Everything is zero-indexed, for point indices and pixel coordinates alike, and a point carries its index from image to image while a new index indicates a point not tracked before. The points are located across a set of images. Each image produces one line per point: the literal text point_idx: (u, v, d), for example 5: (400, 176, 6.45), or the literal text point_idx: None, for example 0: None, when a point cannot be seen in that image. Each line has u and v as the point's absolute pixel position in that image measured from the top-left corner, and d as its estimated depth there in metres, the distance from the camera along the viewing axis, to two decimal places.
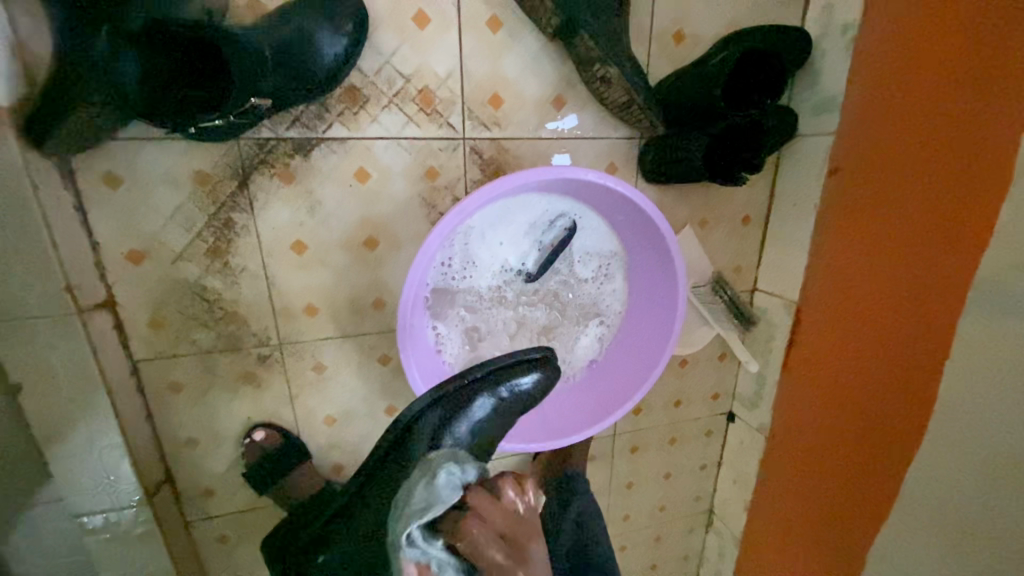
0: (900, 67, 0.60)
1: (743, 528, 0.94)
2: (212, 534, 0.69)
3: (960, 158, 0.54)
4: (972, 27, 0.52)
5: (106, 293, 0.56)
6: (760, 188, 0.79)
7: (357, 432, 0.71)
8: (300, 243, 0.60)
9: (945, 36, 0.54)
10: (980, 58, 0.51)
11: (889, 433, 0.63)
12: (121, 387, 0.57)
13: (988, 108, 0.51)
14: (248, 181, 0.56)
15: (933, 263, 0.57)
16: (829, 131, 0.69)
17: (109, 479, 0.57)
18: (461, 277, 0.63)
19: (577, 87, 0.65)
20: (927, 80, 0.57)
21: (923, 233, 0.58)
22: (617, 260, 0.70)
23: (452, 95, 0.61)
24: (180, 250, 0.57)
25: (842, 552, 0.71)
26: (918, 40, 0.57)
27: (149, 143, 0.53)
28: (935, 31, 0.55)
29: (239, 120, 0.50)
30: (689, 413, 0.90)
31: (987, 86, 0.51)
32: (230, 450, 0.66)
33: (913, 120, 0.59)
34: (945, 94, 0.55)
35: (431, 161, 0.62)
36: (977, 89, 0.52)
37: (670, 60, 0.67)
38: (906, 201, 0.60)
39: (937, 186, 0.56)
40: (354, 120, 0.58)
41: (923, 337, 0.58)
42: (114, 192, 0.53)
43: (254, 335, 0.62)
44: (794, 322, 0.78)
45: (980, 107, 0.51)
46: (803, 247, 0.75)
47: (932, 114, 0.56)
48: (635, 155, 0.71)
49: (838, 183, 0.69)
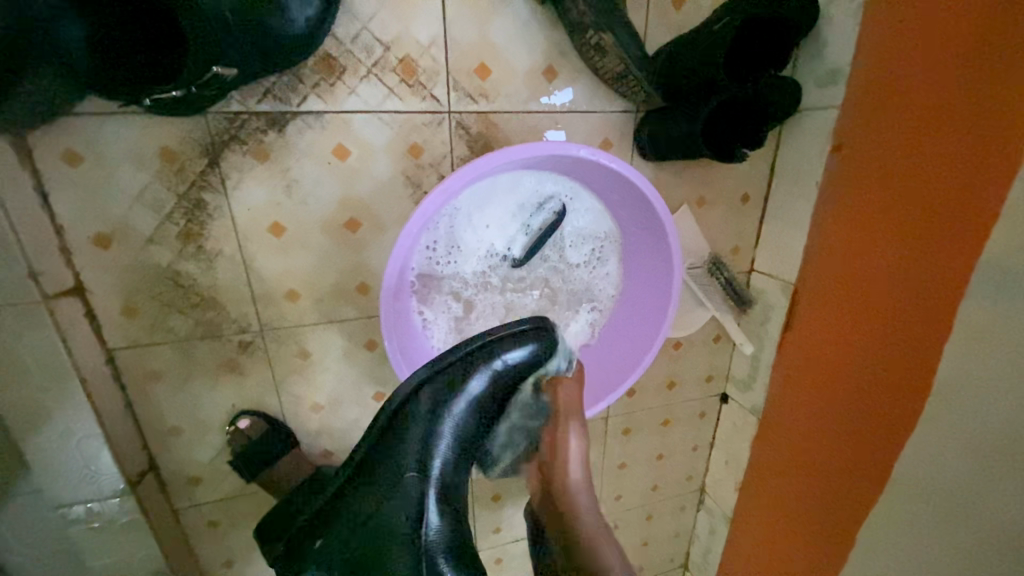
0: (912, 35, 0.56)
1: (734, 507, 0.95)
2: (201, 521, 0.69)
3: (962, 138, 0.52)
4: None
5: (74, 279, 0.53)
6: (760, 165, 0.76)
7: (346, 418, 0.70)
8: (277, 225, 0.57)
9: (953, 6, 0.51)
10: (997, 23, 0.48)
11: (884, 417, 0.62)
12: (96, 376, 0.55)
13: (996, 82, 0.48)
14: (219, 159, 0.53)
15: (934, 246, 0.55)
16: (832, 104, 0.66)
17: (90, 469, 0.55)
18: (446, 262, 0.61)
19: (569, 56, 0.61)
20: (941, 48, 0.53)
21: (926, 214, 0.56)
22: (610, 242, 0.67)
23: (436, 65, 0.57)
24: (150, 233, 0.54)
25: (832, 534, 0.71)
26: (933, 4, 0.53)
27: (109, 117, 0.49)
28: (944, 1, 0.52)
29: (201, 92, 0.45)
30: (682, 395, 0.90)
31: (995, 61, 0.48)
32: (215, 438, 0.65)
33: (915, 97, 0.56)
34: (958, 64, 0.51)
35: (415, 137, 0.59)
36: (984, 64, 0.49)
37: (667, 27, 0.63)
38: (910, 181, 0.57)
39: (944, 164, 0.54)
40: (331, 93, 0.54)
41: (921, 321, 0.57)
42: (75, 171, 0.50)
43: (234, 321, 0.60)
44: (790, 304, 0.77)
45: (986, 84, 0.49)
46: (802, 227, 0.73)
47: (936, 90, 0.54)
48: (630, 131, 0.68)
49: (840, 162, 0.66)
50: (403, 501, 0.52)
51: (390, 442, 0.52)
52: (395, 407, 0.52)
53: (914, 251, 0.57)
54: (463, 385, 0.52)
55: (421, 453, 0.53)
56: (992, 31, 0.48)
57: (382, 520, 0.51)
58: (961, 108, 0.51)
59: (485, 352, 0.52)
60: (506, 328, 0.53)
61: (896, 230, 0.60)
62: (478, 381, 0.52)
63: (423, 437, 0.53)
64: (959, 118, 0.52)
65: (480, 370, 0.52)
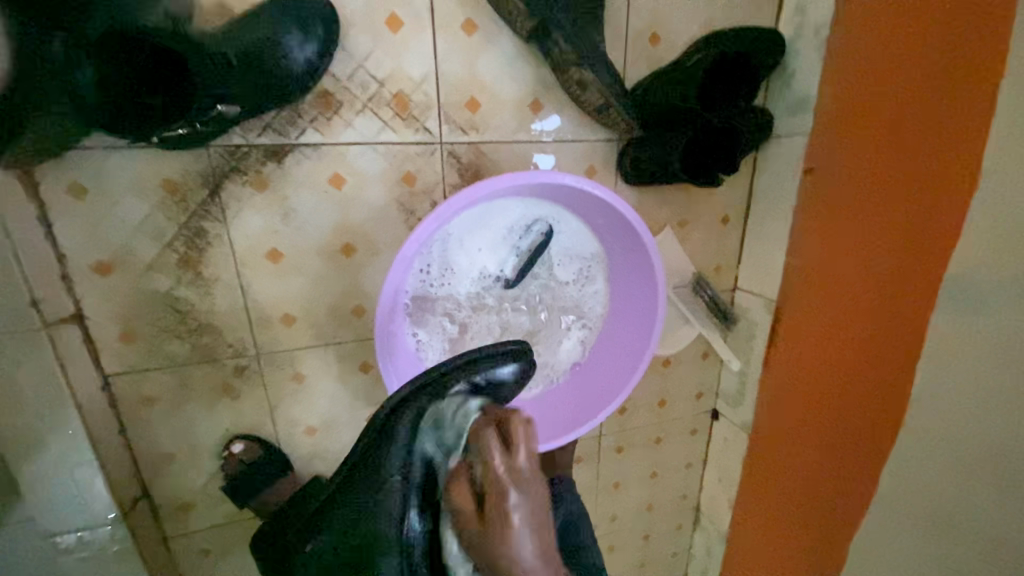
0: (872, 69, 0.60)
1: (729, 524, 0.95)
2: (192, 549, 0.68)
3: (925, 159, 0.55)
4: (935, 34, 0.53)
5: (74, 307, 0.54)
6: (739, 188, 0.80)
7: (340, 440, 0.70)
8: (275, 252, 0.59)
9: (910, 43, 0.56)
10: (948, 57, 0.52)
11: (865, 428, 0.64)
12: (91, 402, 0.55)
13: (954, 109, 0.52)
14: (220, 189, 0.55)
15: (904, 261, 0.58)
16: (803, 131, 0.70)
17: (81, 497, 0.55)
18: (439, 284, 0.63)
19: (554, 90, 0.65)
20: (898, 80, 0.57)
21: (896, 230, 0.59)
22: (597, 262, 0.70)
23: (428, 99, 0.60)
24: (150, 261, 0.55)
25: (823, 547, 0.72)
26: (890, 42, 0.58)
27: (114, 152, 0.51)
28: (901, 38, 0.57)
29: (205, 127, 0.48)
30: (674, 411, 0.91)
31: (951, 91, 0.52)
32: (209, 463, 0.65)
33: (880, 124, 0.60)
34: (917, 93, 0.55)
35: (408, 166, 0.62)
36: (940, 94, 0.53)
37: (646, 63, 0.67)
38: (880, 200, 0.61)
39: (909, 184, 0.57)
40: (329, 126, 0.57)
41: (896, 332, 0.59)
42: (79, 202, 0.52)
43: (231, 345, 0.61)
44: (774, 320, 0.79)
45: (944, 111, 0.53)
46: (781, 246, 0.76)
47: (898, 117, 0.58)
48: (614, 158, 0.71)
49: (813, 184, 0.70)
50: (383, 510, 0.47)
51: (372, 450, 0.48)
52: (378, 421, 0.48)
53: (888, 265, 0.60)
54: (445, 398, 0.48)
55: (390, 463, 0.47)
56: (945, 62, 0.52)
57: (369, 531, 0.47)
58: (922, 133, 0.55)
59: (469, 366, 0.50)
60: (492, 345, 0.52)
61: (870, 245, 0.62)
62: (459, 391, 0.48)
63: (390, 447, 0.47)
64: (920, 142, 0.55)
65: (462, 383, 0.49)
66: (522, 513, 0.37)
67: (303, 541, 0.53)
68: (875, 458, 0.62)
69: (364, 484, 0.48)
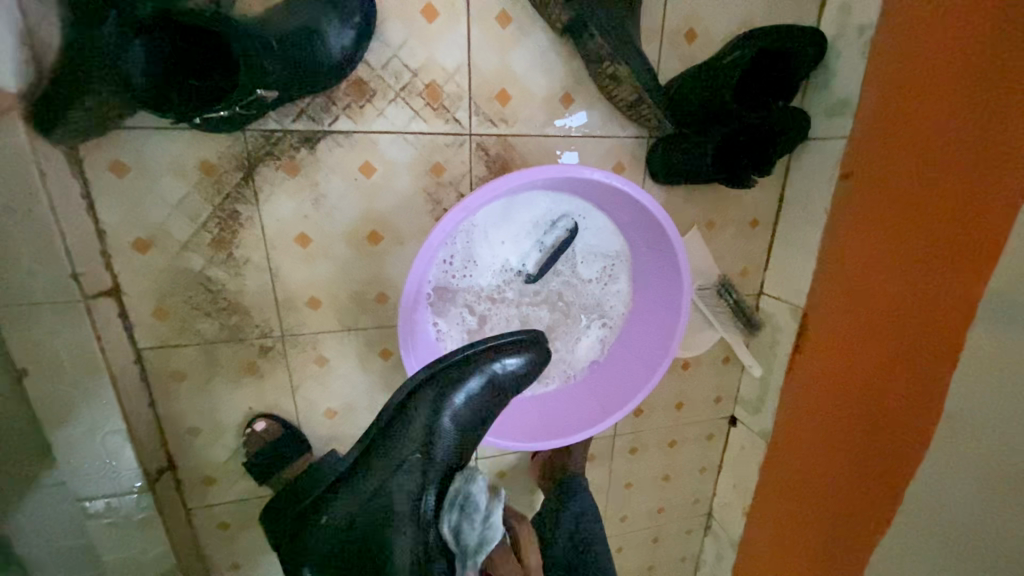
0: (919, 72, 0.58)
1: (742, 533, 0.93)
2: (212, 522, 0.70)
3: (966, 170, 0.53)
4: (979, 42, 0.52)
5: (111, 281, 0.56)
6: (770, 190, 0.78)
7: (358, 425, 0.71)
8: (303, 236, 0.60)
9: (954, 50, 0.54)
10: (996, 68, 0.50)
11: (891, 443, 0.62)
12: (124, 374, 0.57)
13: (996, 118, 0.50)
14: (253, 172, 0.56)
15: (944, 274, 0.56)
16: (840, 135, 0.68)
17: (111, 464, 0.58)
18: (462, 276, 0.63)
19: (586, 84, 0.64)
20: (948, 84, 0.55)
21: (937, 241, 0.56)
22: (621, 260, 0.69)
23: (460, 90, 0.60)
24: (185, 240, 0.57)
25: (839, 563, 0.70)
26: (934, 46, 0.56)
27: (155, 132, 0.53)
28: (946, 43, 0.55)
29: (245, 111, 0.49)
30: (690, 415, 0.90)
31: (993, 100, 0.50)
32: (231, 440, 0.67)
33: (920, 131, 0.58)
34: (957, 102, 0.54)
35: (437, 156, 0.62)
36: (984, 102, 0.51)
37: (681, 59, 0.66)
38: (920, 210, 0.59)
39: (951, 195, 0.55)
40: (361, 114, 0.58)
41: (931, 349, 0.57)
42: (121, 180, 0.53)
43: (257, 326, 0.62)
44: (800, 326, 0.77)
45: (988, 120, 0.51)
46: (812, 252, 0.75)
47: (938, 125, 0.56)
48: (643, 155, 0.70)
49: (849, 189, 0.68)
50: (405, 480, 0.52)
51: (391, 428, 0.53)
52: (397, 404, 0.53)
53: (928, 278, 0.58)
54: (464, 382, 0.53)
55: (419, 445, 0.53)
56: (989, 71, 0.51)
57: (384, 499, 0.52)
58: (968, 141, 0.53)
59: (488, 354, 0.54)
60: (511, 336, 0.55)
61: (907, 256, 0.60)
62: (473, 383, 0.53)
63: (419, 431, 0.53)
64: (965, 151, 0.53)
65: (479, 373, 0.53)
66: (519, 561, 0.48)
67: (313, 515, 0.53)
68: (899, 477, 0.61)
69: (383, 457, 0.52)
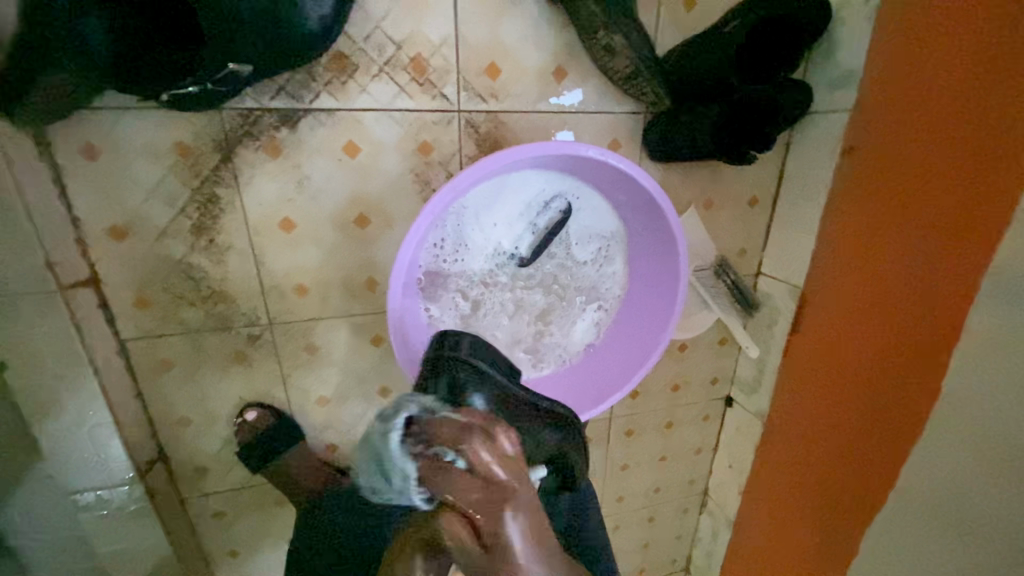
0: (923, 41, 0.56)
1: (737, 511, 0.94)
2: (207, 511, 0.69)
3: (968, 144, 0.52)
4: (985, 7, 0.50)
5: (89, 271, 0.54)
6: (769, 168, 0.76)
7: (351, 413, 0.70)
8: (288, 221, 0.58)
9: (958, 16, 0.52)
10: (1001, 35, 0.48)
11: (888, 422, 0.62)
12: (108, 365, 0.56)
13: (1000, 89, 0.49)
14: (232, 154, 0.54)
15: (945, 250, 0.55)
16: (843, 108, 0.66)
17: (100, 457, 0.57)
18: (453, 260, 0.61)
19: (579, 57, 0.61)
20: (953, 53, 0.53)
21: (940, 217, 0.55)
22: (617, 241, 0.67)
23: (447, 64, 0.57)
24: (163, 226, 0.55)
25: (835, 541, 0.71)
26: (937, 13, 0.54)
27: (126, 112, 0.50)
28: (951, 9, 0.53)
29: (218, 87, 0.46)
30: (687, 397, 0.90)
31: (998, 69, 0.49)
32: (223, 430, 0.66)
33: (922, 104, 0.56)
34: (960, 71, 0.52)
35: (424, 135, 0.59)
36: (988, 72, 0.50)
37: (679, 29, 0.63)
38: (923, 186, 0.57)
39: (954, 169, 0.53)
40: (343, 90, 0.55)
41: (931, 326, 0.56)
42: (92, 164, 0.51)
43: (244, 314, 0.61)
44: (798, 306, 0.76)
45: (992, 90, 0.49)
46: (811, 230, 0.73)
47: (940, 97, 0.54)
48: (639, 132, 0.68)
49: (850, 165, 0.66)
50: None
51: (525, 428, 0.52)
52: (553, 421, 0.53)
53: (930, 255, 0.56)
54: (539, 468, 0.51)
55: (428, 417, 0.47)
56: (993, 38, 0.49)
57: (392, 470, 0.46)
58: (973, 113, 0.51)
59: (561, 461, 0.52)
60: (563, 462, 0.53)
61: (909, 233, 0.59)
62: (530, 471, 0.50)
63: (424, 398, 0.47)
64: (972, 122, 0.51)
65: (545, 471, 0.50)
66: (518, 523, 0.36)
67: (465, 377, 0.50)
68: (895, 456, 0.61)
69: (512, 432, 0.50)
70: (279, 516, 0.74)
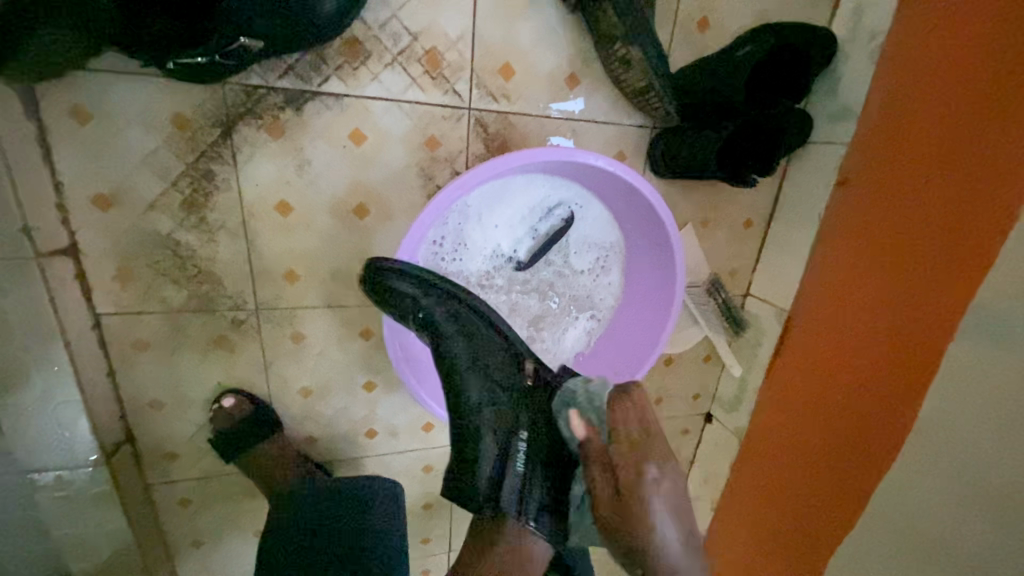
0: (923, 89, 0.58)
1: (709, 526, 0.96)
2: (172, 499, 0.66)
3: (960, 185, 0.54)
4: (982, 58, 0.52)
5: (68, 240, 0.51)
6: (766, 192, 0.78)
7: (332, 406, 0.69)
8: (284, 204, 0.56)
9: (953, 63, 0.55)
10: (997, 86, 0.50)
11: (866, 450, 0.63)
12: (80, 340, 0.53)
13: (991, 138, 0.51)
14: (232, 131, 0.52)
15: (931, 293, 0.56)
16: (841, 141, 0.68)
17: (65, 436, 0.54)
18: (451, 259, 0.60)
19: (592, 66, 0.62)
20: (948, 105, 0.55)
21: (926, 261, 0.57)
22: (615, 252, 0.68)
23: (461, 60, 0.57)
24: (152, 199, 0.52)
25: (803, 560, 0.72)
26: (935, 57, 0.56)
27: (124, 78, 0.48)
28: (948, 52, 0.55)
29: (225, 61, 0.44)
30: (669, 411, 0.91)
31: (991, 119, 0.51)
32: (197, 415, 0.63)
33: (917, 143, 0.59)
34: (955, 115, 0.54)
35: (432, 130, 0.59)
36: (983, 120, 0.52)
37: (691, 49, 0.64)
38: (912, 230, 0.59)
39: (942, 217, 0.56)
40: (354, 76, 0.54)
41: (912, 366, 0.58)
42: (81, 128, 0.48)
43: (229, 297, 0.59)
44: (784, 329, 0.78)
45: (984, 136, 0.51)
46: (801, 256, 0.75)
47: (936, 139, 0.56)
48: (644, 146, 0.68)
49: (845, 195, 0.68)
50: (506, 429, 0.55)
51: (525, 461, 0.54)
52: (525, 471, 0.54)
53: (912, 299, 0.58)
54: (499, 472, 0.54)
55: (554, 435, 0.55)
56: (986, 89, 0.51)
57: (463, 397, 0.55)
58: (967, 156, 0.53)
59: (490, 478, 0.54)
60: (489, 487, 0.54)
61: (896, 275, 0.61)
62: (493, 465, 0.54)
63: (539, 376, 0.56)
64: (965, 165, 0.53)
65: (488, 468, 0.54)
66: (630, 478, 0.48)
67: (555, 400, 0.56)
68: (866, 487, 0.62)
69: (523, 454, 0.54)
70: (249, 507, 0.72)
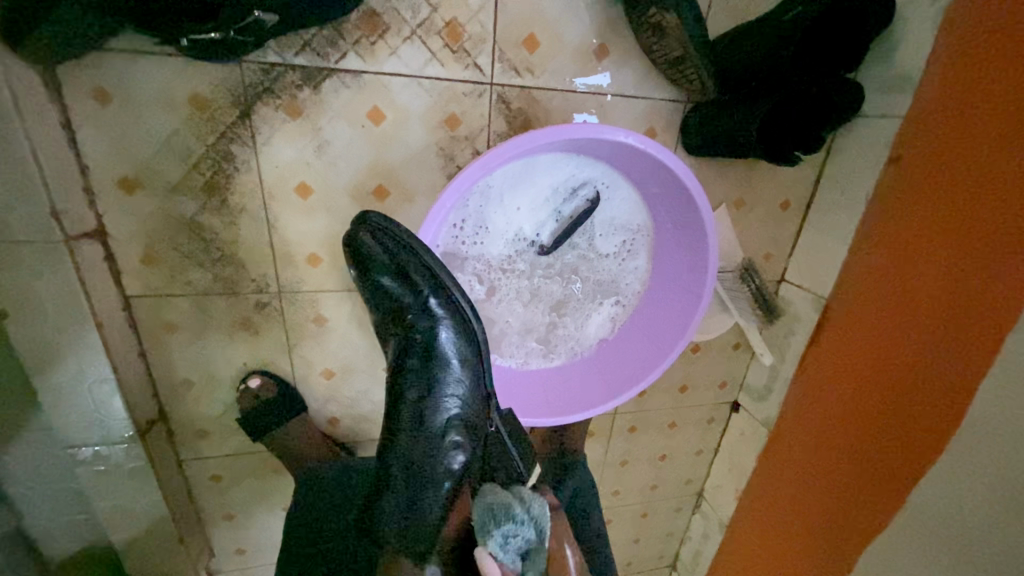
0: (1003, 60, 0.50)
1: (732, 515, 0.94)
2: (205, 474, 0.69)
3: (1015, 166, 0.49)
4: None
5: (96, 223, 0.52)
6: (807, 170, 0.73)
7: (356, 388, 0.69)
8: (304, 186, 0.56)
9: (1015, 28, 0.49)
10: None
11: (902, 448, 0.60)
12: (111, 322, 0.54)
13: None
14: (251, 111, 0.51)
15: (976, 304, 0.52)
16: (896, 114, 0.62)
17: (100, 413, 0.56)
18: (472, 243, 0.59)
19: (622, 35, 0.58)
20: (1005, 78, 0.50)
21: (980, 268, 0.52)
22: (643, 236, 0.65)
23: (483, 32, 0.54)
24: (175, 182, 0.52)
25: (830, 555, 0.70)
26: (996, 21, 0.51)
27: (141, 58, 0.47)
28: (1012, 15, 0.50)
29: (240, 37, 0.43)
30: (694, 398, 0.88)
31: None
32: (225, 395, 0.64)
33: (971, 119, 0.54)
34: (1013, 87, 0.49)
35: (453, 107, 0.56)
36: None
37: (730, 15, 0.59)
38: (966, 234, 0.54)
39: (992, 213, 0.51)
40: (372, 51, 0.52)
41: (951, 378, 0.54)
42: (104, 110, 0.48)
43: (253, 280, 0.59)
44: (821, 317, 0.74)
45: None
46: (844, 240, 0.70)
47: (991, 115, 0.52)
48: (677, 122, 0.64)
49: (893, 177, 0.63)
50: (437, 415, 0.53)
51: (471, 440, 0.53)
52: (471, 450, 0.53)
53: (958, 295, 0.54)
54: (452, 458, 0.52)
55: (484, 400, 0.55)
56: None
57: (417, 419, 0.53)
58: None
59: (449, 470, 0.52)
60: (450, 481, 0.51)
61: (945, 280, 0.56)
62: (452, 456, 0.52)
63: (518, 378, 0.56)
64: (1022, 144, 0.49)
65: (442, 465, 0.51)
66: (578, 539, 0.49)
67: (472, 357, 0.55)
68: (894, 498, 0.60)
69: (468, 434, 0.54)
70: (277, 483, 0.74)
